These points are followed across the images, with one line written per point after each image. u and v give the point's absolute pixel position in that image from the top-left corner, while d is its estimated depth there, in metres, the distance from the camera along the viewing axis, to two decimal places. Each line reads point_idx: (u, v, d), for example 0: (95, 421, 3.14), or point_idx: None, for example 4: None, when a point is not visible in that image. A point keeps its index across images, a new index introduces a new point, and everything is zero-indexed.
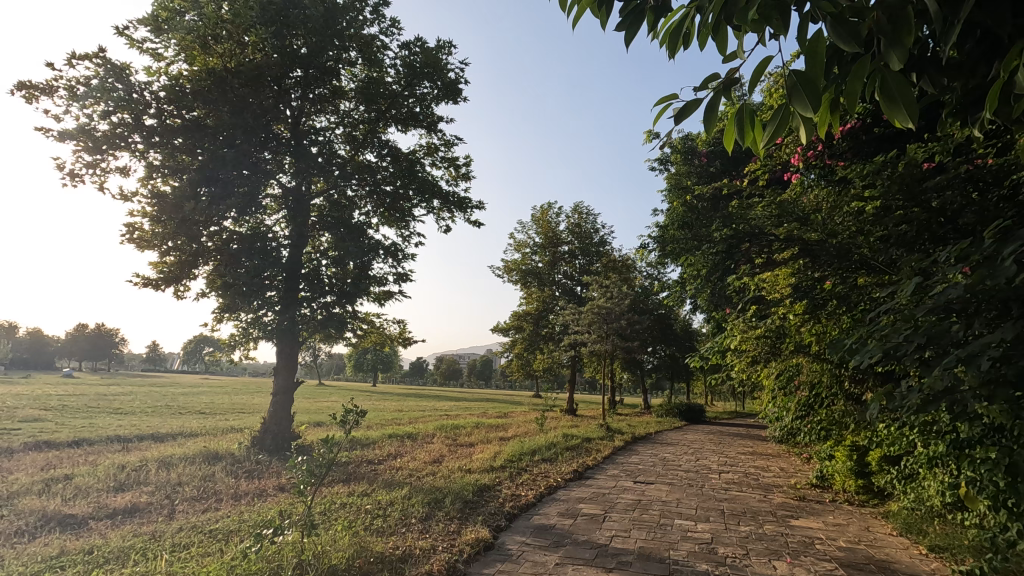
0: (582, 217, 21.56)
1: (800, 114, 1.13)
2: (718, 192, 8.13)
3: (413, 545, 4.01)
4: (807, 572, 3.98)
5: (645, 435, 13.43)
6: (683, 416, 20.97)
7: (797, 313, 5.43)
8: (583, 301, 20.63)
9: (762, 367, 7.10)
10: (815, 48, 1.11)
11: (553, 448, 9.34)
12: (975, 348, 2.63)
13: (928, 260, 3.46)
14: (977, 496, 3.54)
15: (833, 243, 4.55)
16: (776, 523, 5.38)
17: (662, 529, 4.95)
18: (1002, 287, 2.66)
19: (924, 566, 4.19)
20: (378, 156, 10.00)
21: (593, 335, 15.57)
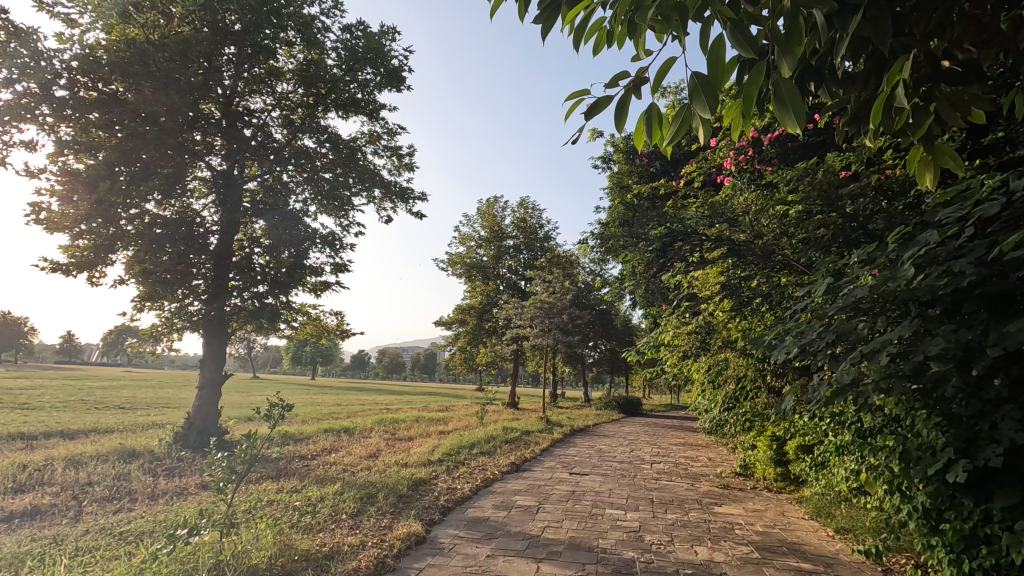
0: (527, 212, 21.77)
1: (698, 115, 1.15)
2: (656, 192, 8.39)
3: (341, 542, 3.93)
4: (725, 556, 4.18)
5: (583, 428, 13.73)
6: (622, 408, 21.63)
7: (724, 310, 5.68)
8: (527, 295, 20.83)
9: (693, 362, 7.43)
10: (715, 51, 1.13)
11: (492, 441, 9.41)
12: (877, 344, 2.82)
13: (841, 262, 3.70)
14: (876, 481, 3.83)
15: (758, 245, 4.81)
16: (700, 510, 5.63)
17: (593, 519, 5.07)
18: (903, 289, 2.89)
19: (829, 546, 4.51)
20: (317, 142, 9.66)
21: (535, 329, 15.75)
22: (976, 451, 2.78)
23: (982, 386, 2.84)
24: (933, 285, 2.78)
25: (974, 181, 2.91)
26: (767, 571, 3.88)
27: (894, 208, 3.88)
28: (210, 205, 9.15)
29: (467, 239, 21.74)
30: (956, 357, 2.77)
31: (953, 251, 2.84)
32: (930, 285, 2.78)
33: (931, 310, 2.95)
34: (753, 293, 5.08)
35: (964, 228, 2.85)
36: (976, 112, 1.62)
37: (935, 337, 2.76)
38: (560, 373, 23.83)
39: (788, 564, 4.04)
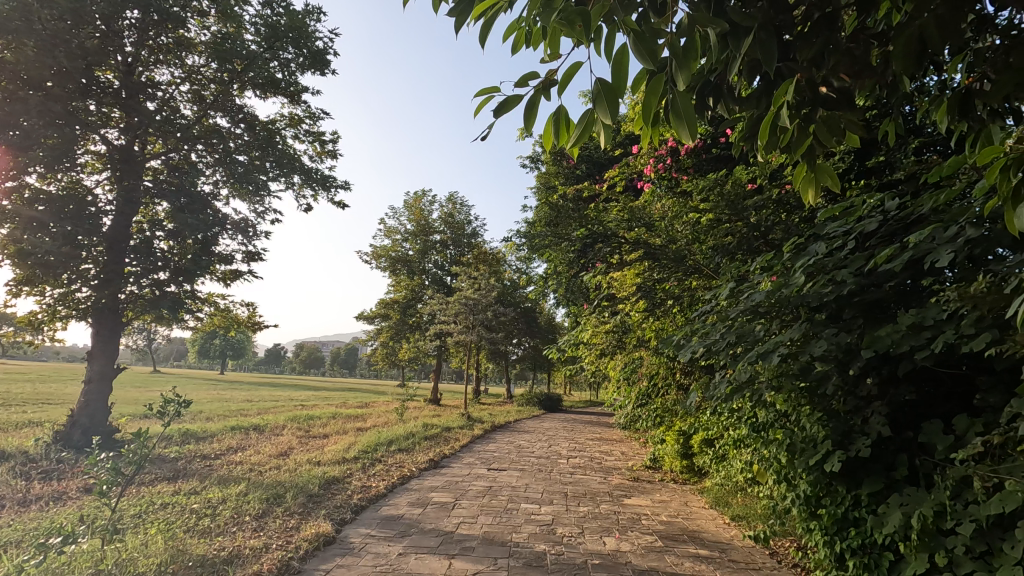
0: (455, 207, 21.76)
1: (600, 119, 1.14)
2: (581, 194, 8.64)
3: (242, 545, 3.73)
4: (631, 545, 4.37)
5: (504, 424, 13.87)
6: (542, 404, 22.09)
7: (638, 310, 5.92)
8: (452, 291, 20.76)
9: (609, 359, 7.73)
10: (617, 58, 1.13)
11: (411, 437, 9.29)
12: (770, 345, 3.08)
13: (743, 269, 3.98)
14: (766, 471, 4.16)
15: (671, 249, 5.07)
16: (611, 502, 5.86)
17: (507, 514, 5.14)
18: (794, 295, 3.16)
19: (725, 533, 4.85)
20: (231, 122, 9.08)
21: (459, 325, 15.68)
22: (849, 443, 3.08)
23: (858, 384, 3.16)
24: (820, 292, 3.06)
25: (858, 200, 3.22)
26: (668, 558, 4.09)
27: (791, 220, 4.25)
28: (104, 182, 8.36)
29: (393, 232, 21.29)
30: (838, 357, 3.07)
31: (837, 262, 3.13)
32: (817, 293, 3.06)
33: (818, 315, 3.24)
34: (665, 294, 5.34)
35: (848, 241, 3.14)
36: (851, 136, 1.72)
37: (820, 339, 3.03)
38: (483, 369, 23.94)
39: (687, 551, 4.29)
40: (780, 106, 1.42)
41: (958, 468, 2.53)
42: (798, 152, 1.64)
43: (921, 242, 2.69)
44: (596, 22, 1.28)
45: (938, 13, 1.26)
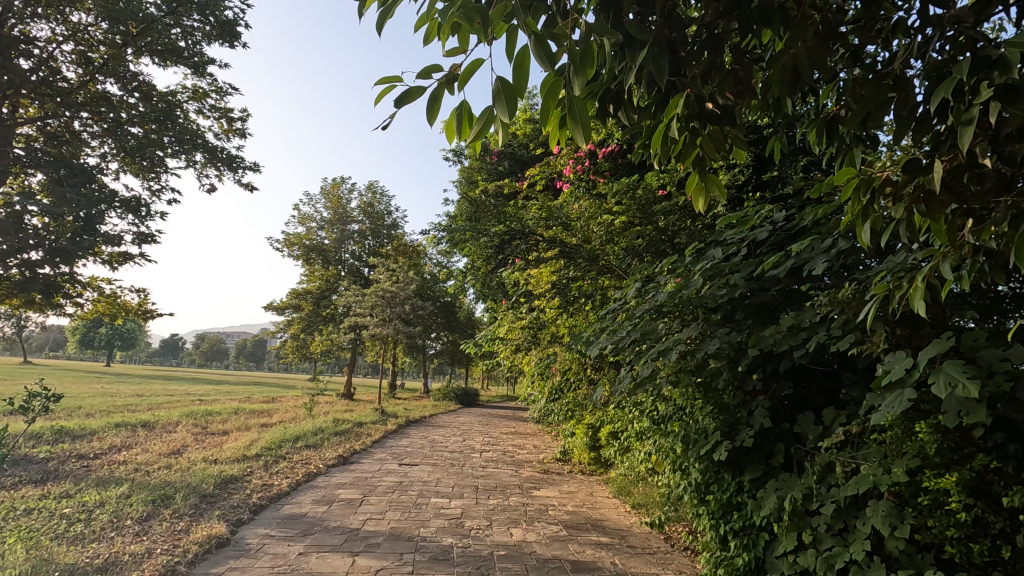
0: (375, 197, 21.22)
1: (501, 118, 1.11)
2: (502, 190, 8.72)
3: (121, 551, 3.44)
4: (537, 536, 4.48)
5: (419, 418, 13.74)
6: (459, 399, 22.07)
7: (552, 307, 6.06)
8: (370, 283, 20.22)
9: (525, 354, 7.89)
10: (520, 58, 1.10)
11: (319, 433, 8.94)
12: (670, 343, 3.28)
13: (649, 271, 4.19)
14: (664, 461, 4.41)
15: (585, 249, 5.24)
16: (520, 494, 5.98)
17: (417, 508, 5.10)
18: (693, 296, 3.39)
19: (625, 520, 5.11)
20: (124, 90, 8.25)
21: (375, 318, 15.29)
22: (735, 433, 3.33)
23: (745, 380, 3.44)
24: (715, 294, 3.30)
25: (751, 210, 3.50)
26: (571, 546, 4.24)
27: (694, 227, 4.56)
28: None
29: (307, 219, 20.35)
30: (729, 355, 3.32)
31: (733, 267, 3.38)
32: (712, 295, 3.31)
33: (714, 316, 3.49)
34: (578, 292, 5.49)
35: (742, 248, 3.41)
36: (742, 152, 1.80)
37: (714, 338, 3.28)
38: (400, 363, 23.53)
39: (589, 539, 4.46)
40: (671, 118, 1.47)
41: (823, 455, 2.82)
42: (686, 163, 1.67)
43: (802, 252, 2.98)
44: (498, 23, 1.26)
45: (809, 44, 1.38)
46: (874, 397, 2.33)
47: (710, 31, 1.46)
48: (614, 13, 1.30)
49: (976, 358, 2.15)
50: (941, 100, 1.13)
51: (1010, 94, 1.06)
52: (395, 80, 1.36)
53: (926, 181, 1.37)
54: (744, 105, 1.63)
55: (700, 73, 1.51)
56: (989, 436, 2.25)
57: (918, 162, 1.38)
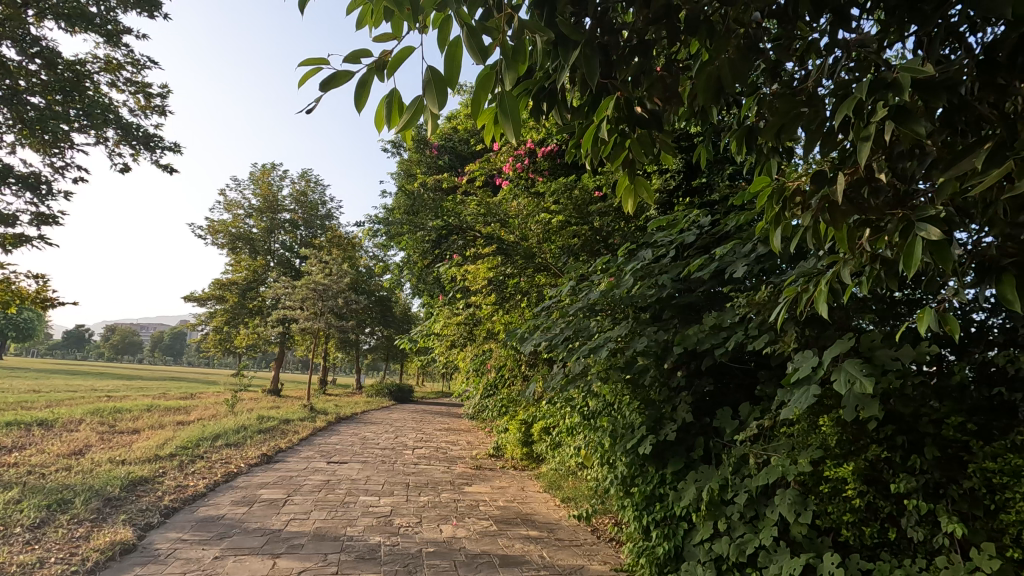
0: (309, 185, 20.43)
1: (431, 108, 1.09)
2: (441, 184, 8.63)
3: (6, 561, 3.13)
4: (467, 532, 4.47)
5: (350, 415, 13.38)
6: (393, 396, 21.70)
7: (488, 303, 6.05)
8: (301, 275, 19.47)
9: (460, 350, 7.86)
10: (452, 50, 1.09)
11: (241, 431, 8.53)
12: (601, 341, 3.37)
13: (582, 269, 4.28)
14: (593, 455, 4.53)
15: (522, 246, 5.28)
16: (452, 491, 5.96)
17: (344, 507, 4.96)
18: (624, 295, 3.50)
19: (554, 514, 5.20)
20: (23, 55, 7.47)
21: (305, 312, 14.73)
22: (660, 428, 3.46)
23: (670, 376, 3.59)
24: (645, 294, 3.42)
25: (679, 214, 3.65)
26: (500, 541, 4.28)
27: (627, 228, 4.70)
28: None
29: (234, 206, 19.30)
30: (656, 353, 3.45)
31: (662, 269, 3.51)
32: (641, 294, 3.42)
33: (643, 314, 3.61)
34: (514, 289, 5.53)
35: (671, 250, 3.55)
36: (670, 157, 1.86)
37: (643, 336, 3.40)
38: (331, 359, 22.83)
39: (519, 533, 4.51)
40: (601, 120, 1.50)
41: (739, 447, 2.98)
42: (616, 165, 1.70)
43: (725, 255, 3.14)
44: (430, 12, 1.23)
45: (731, 57, 1.44)
46: (785, 393, 2.48)
47: (640, 37, 1.50)
48: (548, 12, 1.30)
49: (872, 357, 2.34)
50: (845, 117, 1.21)
51: (903, 115, 1.15)
52: (320, 62, 1.30)
53: (832, 192, 1.47)
54: (671, 112, 1.68)
55: (631, 77, 1.54)
56: (881, 428, 2.46)
57: (824, 175, 1.48)
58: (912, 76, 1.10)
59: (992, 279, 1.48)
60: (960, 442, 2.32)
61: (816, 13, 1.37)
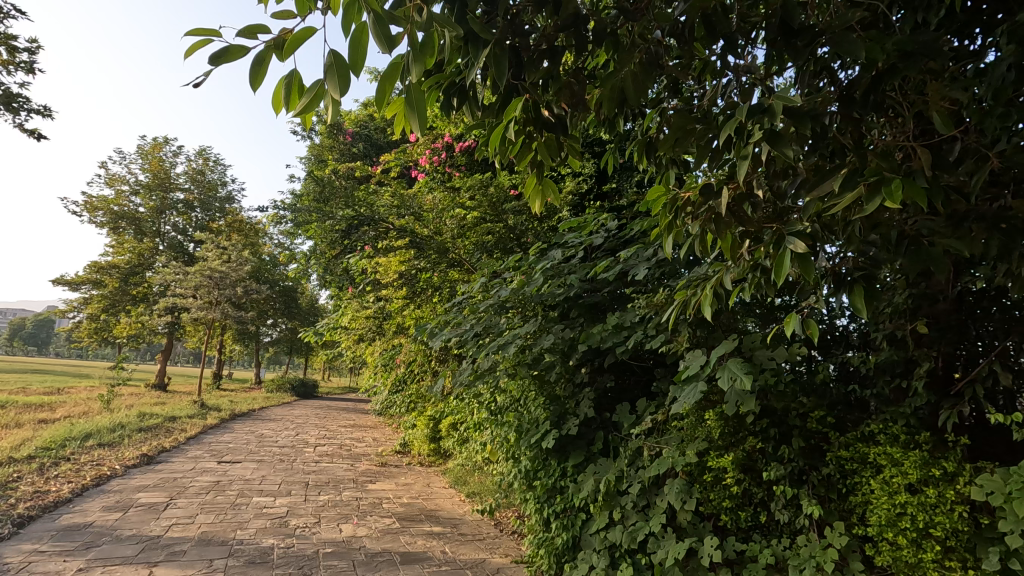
0: (207, 164, 18.92)
1: (332, 94, 1.04)
2: (353, 172, 8.33)
3: None
4: (367, 530, 4.37)
5: (246, 412, 12.59)
6: (295, 391, 20.69)
7: (398, 297, 5.92)
8: (195, 260, 18.00)
9: (368, 344, 7.65)
10: (358, 37, 1.05)
11: (117, 429, 7.74)
12: (510, 338, 3.43)
13: (494, 267, 4.31)
14: (498, 450, 4.59)
15: (435, 241, 5.23)
16: (354, 489, 5.79)
17: (235, 510, 4.66)
18: (533, 293, 3.58)
19: (459, 509, 5.22)
20: None
21: (198, 300, 13.63)
22: (563, 422, 3.58)
23: (575, 373, 3.72)
24: (553, 293, 3.52)
25: (589, 217, 3.78)
26: (402, 538, 4.22)
27: (539, 228, 4.80)
28: None
29: (117, 181, 17.44)
30: (562, 350, 3.57)
31: (571, 269, 3.63)
32: (550, 293, 3.53)
33: (551, 312, 3.72)
34: (425, 283, 5.46)
35: (580, 251, 3.68)
36: (576, 161, 1.92)
37: (550, 333, 3.50)
38: (228, 351, 21.33)
39: (422, 530, 4.47)
40: (509, 120, 1.52)
41: (634, 440, 3.16)
42: (523, 164, 1.73)
43: (629, 258, 3.31)
44: None
45: (634, 71, 1.51)
46: (676, 389, 2.66)
47: (550, 42, 1.52)
48: (459, 8, 1.30)
49: (752, 356, 2.57)
50: (730, 136, 1.31)
51: (777, 138, 1.27)
52: (212, 34, 1.20)
53: (717, 204, 1.59)
54: (578, 117, 1.74)
55: (540, 80, 1.57)
56: (757, 422, 2.70)
57: (711, 188, 1.60)
58: (785, 103, 1.22)
59: (846, 289, 1.67)
60: (820, 433, 2.61)
61: (711, 38, 1.47)
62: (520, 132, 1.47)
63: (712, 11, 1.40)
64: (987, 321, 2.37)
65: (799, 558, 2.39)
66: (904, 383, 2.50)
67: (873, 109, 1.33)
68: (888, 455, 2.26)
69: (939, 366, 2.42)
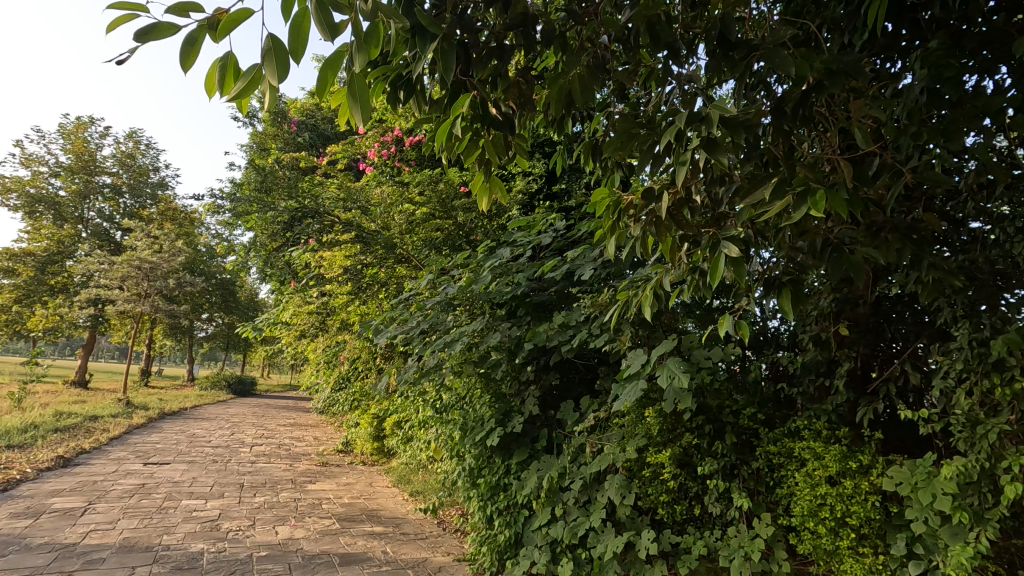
0: (138, 147, 17.78)
1: (271, 80, 1.01)
2: (298, 162, 8.05)
3: None
4: (306, 532, 4.24)
5: (177, 410, 11.94)
6: (231, 389, 19.80)
7: (342, 293, 5.77)
8: (123, 249, 16.90)
9: (310, 340, 7.42)
10: (299, 23, 1.01)
11: (29, 430, 7.16)
12: (457, 335, 3.41)
13: (443, 263, 4.27)
14: (443, 449, 4.56)
15: (383, 236, 5.13)
16: (293, 490, 5.60)
17: (161, 514, 4.42)
18: (481, 291, 3.58)
19: (402, 509, 5.14)
20: None
21: (125, 292, 12.80)
22: (508, 420, 3.60)
23: (521, 371, 3.75)
24: (501, 291, 3.53)
25: (538, 216, 3.81)
26: (342, 539, 4.12)
27: (489, 226, 4.79)
28: None
29: (35, 161, 16.12)
30: (508, 348, 3.58)
31: (519, 268, 3.66)
32: (497, 291, 3.53)
33: (499, 311, 3.73)
34: (371, 279, 5.35)
35: (528, 250, 3.70)
36: (523, 161, 1.93)
37: (497, 331, 3.51)
38: (158, 346, 20.16)
39: (362, 530, 4.38)
40: (456, 117, 1.51)
41: (577, 437, 3.21)
42: (470, 162, 1.73)
43: (576, 258, 3.37)
44: None
45: (581, 74, 1.53)
46: (618, 387, 2.73)
47: (499, 40, 1.52)
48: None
49: (690, 356, 2.67)
50: (670, 142, 1.35)
51: (713, 146, 1.32)
52: (138, 9, 1.13)
53: (657, 208, 1.64)
54: (525, 117, 1.75)
55: (488, 78, 1.57)
56: (694, 418, 2.80)
57: (653, 192, 1.65)
58: (721, 113, 1.27)
59: (775, 292, 1.76)
60: (751, 429, 2.74)
61: (655, 46, 1.51)
62: (466, 128, 1.46)
63: (656, 20, 1.44)
64: (901, 325, 2.56)
65: (729, 548, 2.50)
66: (827, 382, 2.66)
67: (802, 122, 1.41)
68: (811, 450, 2.40)
69: (857, 366, 2.59)
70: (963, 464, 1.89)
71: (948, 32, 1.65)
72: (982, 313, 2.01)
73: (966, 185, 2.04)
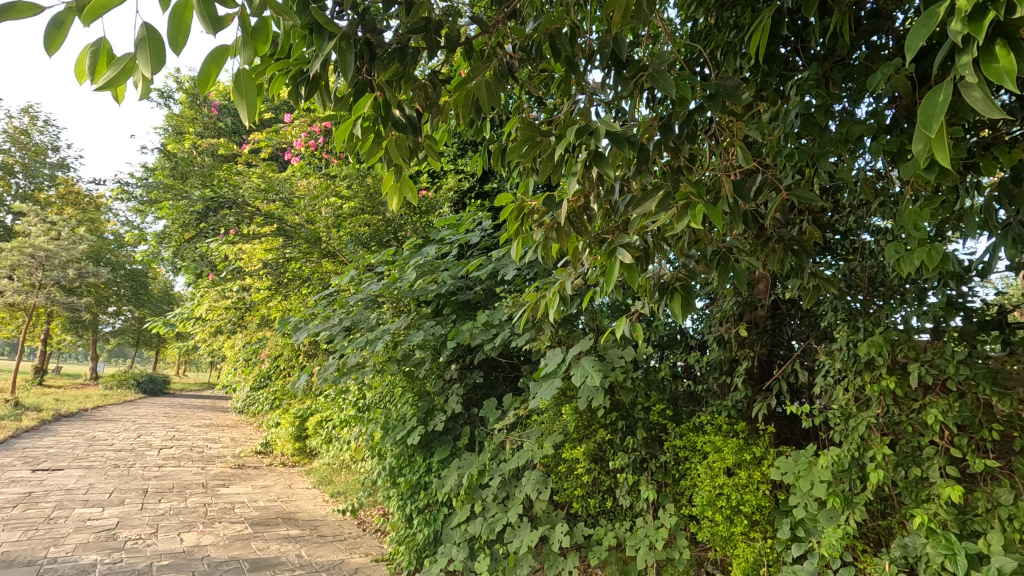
0: (33, 122, 16.09)
1: (142, 71, 0.96)
2: (218, 148, 7.60)
3: None
4: (215, 538, 4.04)
5: (76, 411, 10.99)
6: (140, 388, 18.46)
7: (263, 287, 5.50)
8: (14, 235, 15.29)
9: (229, 337, 7.04)
10: (177, 13, 0.97)
11: None
12: (379, 334, 3.35)
13: (367, 260, 4.18)
14: (364, 448, 4.46)
15: (306, 230, 4.95)
16: (204, 494, 5.32)
17: (49, 524, 4.07)
18: (406, 289, 3.54)
19: (321, 511, 5.00)
20: None
21: (16, 282, 11.61)
22: (430, 419, 3.58)
23: (445, 369, 3.74)
24: (426, 289, 3.51)
25: (466, 215, 3.81)
26: (254, 544, 3.96)
27: (417, 222, 4.72)
28: None
29: None
30: (432, 347, 3.57)
31: (445, 266, 3.65)
32: (422, 289, 3.51)
33: (424, 309, 3.71)
34: (293, 274, 5.15)
35: (455, 248, 3.70)
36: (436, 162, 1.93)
37: (421, 330, 3.48)
38: (56, 342, 18.46)
39: (277, 534, 4.23)
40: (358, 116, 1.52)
41: (498, 435, 3.25)
42: (374, 162, 1.72)
43: (500, 259, 3.40)
44: None
45: (487, 81, 1.55)
46: (535, 385, 2.79)
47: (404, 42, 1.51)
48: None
49: (604, 355, 2.77)
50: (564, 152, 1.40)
51: (601, 158, 1.38)
52: None
53: (560, 214, 1.71)
54: (434, 120, 1.75)
55: (391, 79, 1.56)
56: (607, 416, 2.91)
57: (555, 199, 1.70)
58: (609, 128, 1.33)
59: (668, 295, 1.86)
60: (660, 424, 2.88)
61: (557, 59, 1.55)
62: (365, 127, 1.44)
63: (556, 34, 1.50)
64: (794, 328, 2.76)
65: (636, 538, 2.63)
66: (728, 379, 2.83)
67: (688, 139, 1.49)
68: (712, 444, 2.56)
69: (755, 364, 2.79)
70: (836, 455, 2.10)
71: (826, 63, 1.81)
72: (858, 317, 2.21)
73: (846, 202, 2.24)
